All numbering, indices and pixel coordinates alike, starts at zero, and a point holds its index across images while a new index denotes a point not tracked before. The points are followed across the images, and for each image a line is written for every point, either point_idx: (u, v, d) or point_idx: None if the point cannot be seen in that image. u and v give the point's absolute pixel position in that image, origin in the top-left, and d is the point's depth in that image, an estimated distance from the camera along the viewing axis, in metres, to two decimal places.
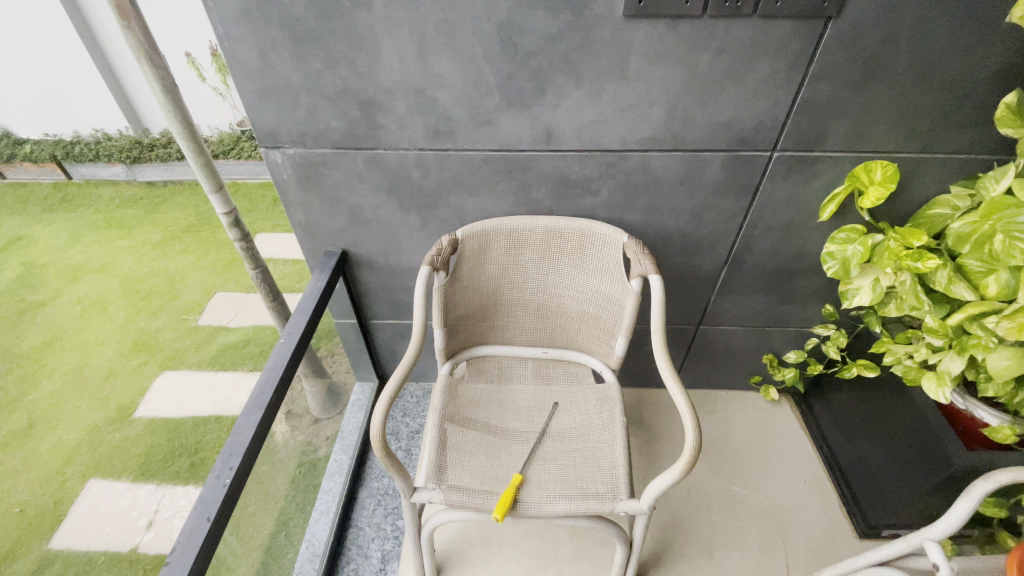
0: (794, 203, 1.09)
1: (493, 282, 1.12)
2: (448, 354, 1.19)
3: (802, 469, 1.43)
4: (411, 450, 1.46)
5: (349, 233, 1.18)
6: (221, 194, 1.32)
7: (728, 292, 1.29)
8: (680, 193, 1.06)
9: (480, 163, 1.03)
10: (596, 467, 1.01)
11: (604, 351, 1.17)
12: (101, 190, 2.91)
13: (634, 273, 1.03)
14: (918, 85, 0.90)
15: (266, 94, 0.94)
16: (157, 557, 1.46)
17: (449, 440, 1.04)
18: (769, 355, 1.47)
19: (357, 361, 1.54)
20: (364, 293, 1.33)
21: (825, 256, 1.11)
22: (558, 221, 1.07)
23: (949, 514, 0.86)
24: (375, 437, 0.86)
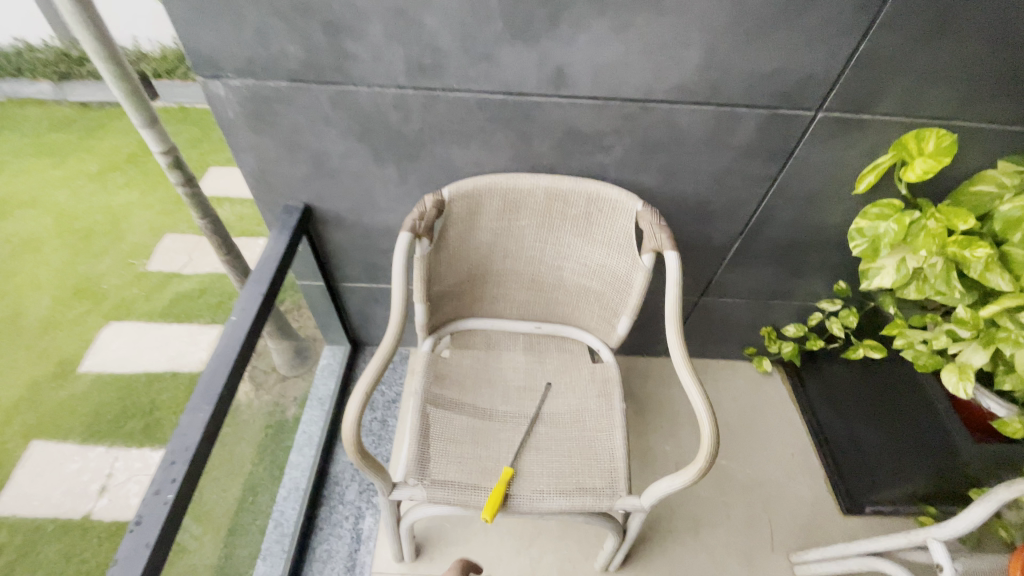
0: (829, 171, 0.96)
1: (483, 251, 0.98)
2: (430, 328, 1.06)
3: (790, 443, 1.38)
4: (388, 421, 1.36)
5: (312, 185, 0.99)
6: (155, 128, 1.10)
7: (737, 264, 1.19)
8: (705, 155, 0.91)
9: (473, 108, 0.85)
10: (593, 460, 0.93)
11: (604, 329, 1.06)
12: (25, 110, 2.51)
13: (647, 248, 0.90)
14: (999, 39, 0.76)
15: (198, 3, 0.73)
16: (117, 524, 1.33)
17: (432, 428, 0.93)
18: (768, 328, 1.39)
19: (326, 324, 1.40)
20: (331, 253, 1.16)
21: (852, 232, 1.00)
22: (562, 183, 0.91)
23: (962, 517, 0.82)
24: (348, 438, 0.74)
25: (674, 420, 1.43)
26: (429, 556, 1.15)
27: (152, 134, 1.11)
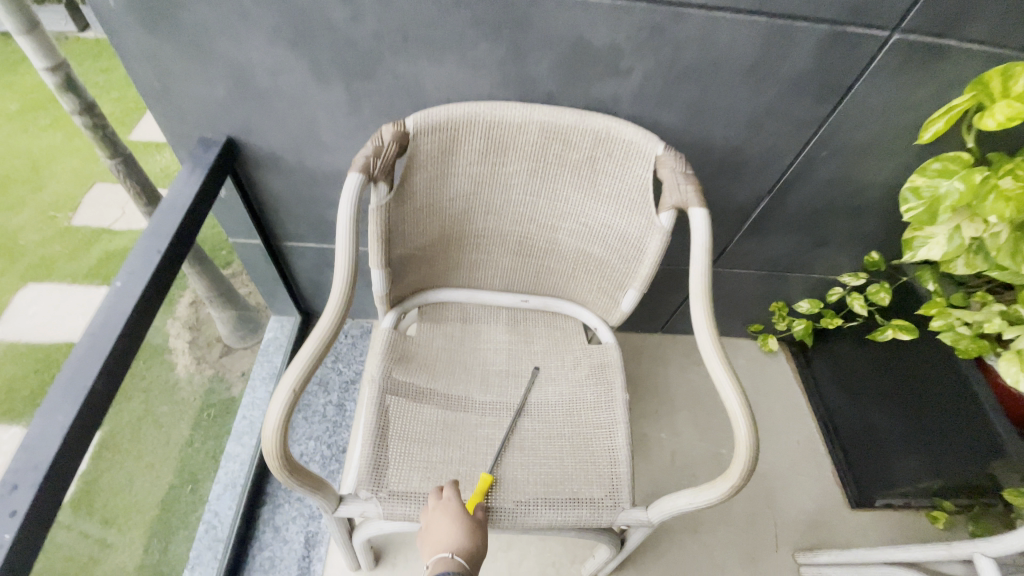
0: (888, 115, 0.78)
1: (459, 203, 0.78)
2: (392, 300, 0.86)
3: (795, 429, 1.26)
4: (344, 404, 1.17)
5: (236, 112, 0.76)
6: (36, 35, 0.82)
7: (759, 230, 1.01)
8: (745, 86, 0.72)
9: (447, 6, 0.63)
10: (590, 463, 0.76)
11: (604, 304, 0.88)
12: None
13: (666, 204, 0.72)
14: None
15: None
16: None
17: (391, 425, 0.75)
18: (779, 304, 1.24)
19: (271, 291, 1.17)
20: (270, 204, 0.93)
21: (905, 192, 0.83)
22: (562, 116, 0.71)
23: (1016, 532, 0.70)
24: (268, 449, 0.55)
25: (670, 405, 1.28)
26: (390, 562, 1.00)
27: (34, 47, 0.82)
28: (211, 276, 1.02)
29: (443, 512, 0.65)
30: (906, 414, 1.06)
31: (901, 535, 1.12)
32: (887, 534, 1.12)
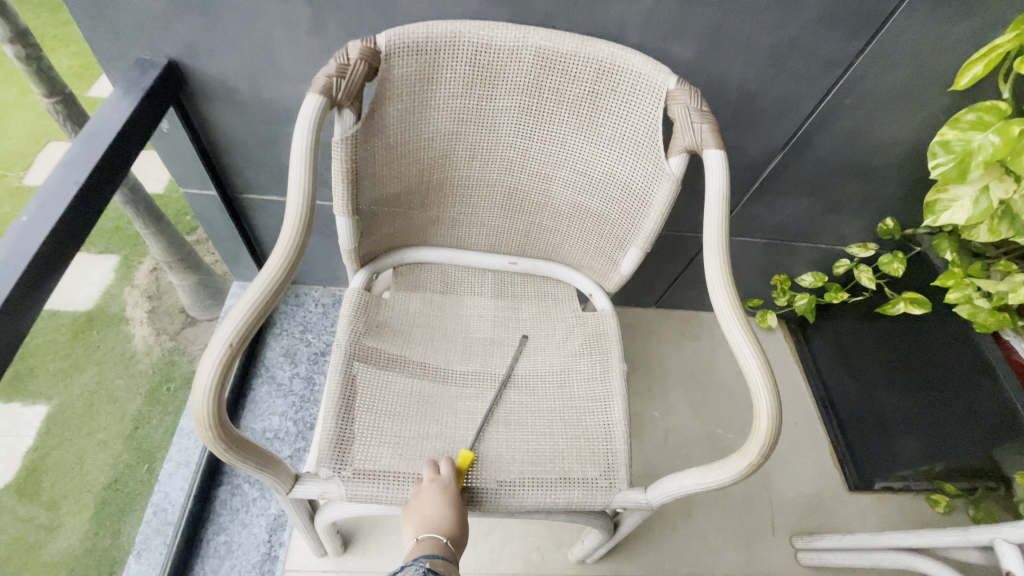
0: (922, 57, 0.70)
1: (440, 143, 0.68)
2: (363, 257, 0.76)
3: (792, 410, 1.19)
4: (314, 378, 1.08)
5: (177, 26, 0.64)
6: None
7: (768, 192, 0.93)
8: (769, 13, 0.63)
9: None
10: (582, 439, 0.68)
11: (601, 267, 0.80)
12: None
13: (677, 147, 0.63)
14: None
15: None
16: None
17: (359, 395, 0.66)
18: (781, 277, 1.17)
19: (232, 252, 1.06)
20: (224, 146, 0.82)
21: (933, 146, 0.75)
22: (561, 40, 0.61)
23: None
24: (198, 418, 0.45)
25: (664, 382, 1.21)
26: (361, 548, 0.92)
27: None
28: (169, 240, 0.95)
29: (443, 489, 0.59)
30: (913, 392, 1.01)
31: (901, 519, 1.07)
32: (886, 518, 1.07)
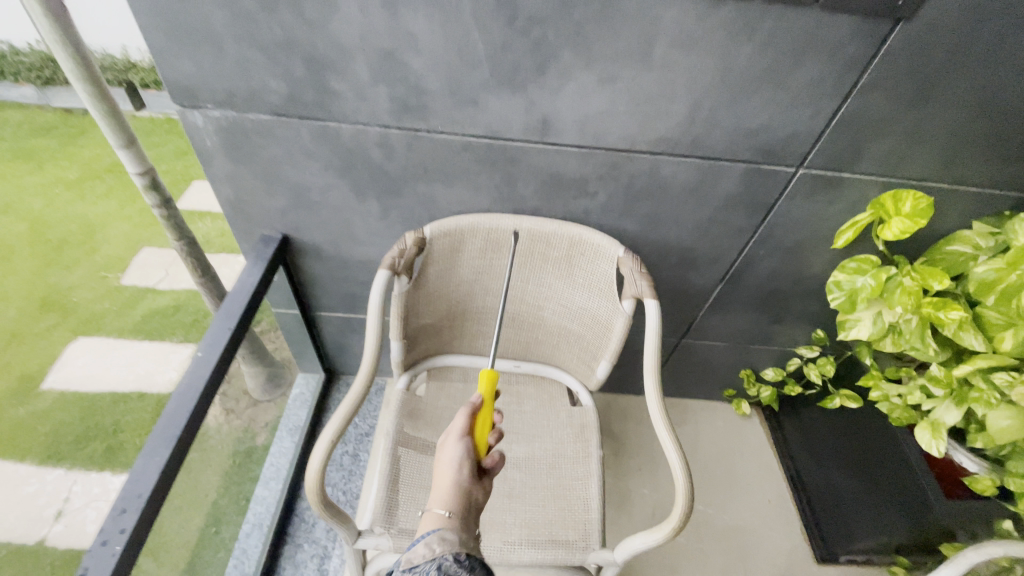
0: (810, 224, 0.97)
1: (464, 288, 0.97)
2: (406, 366, 1.03)
3: (766, 488, 1.37)
4: (358, 455, 1.32)
5: (292, 216, 0.97)
6: (133, 149, 1.05)
7: (719, 309, 1.19)
8: (688, 204, 0.93)
9: (458, 150, 0.85)
10: (567, 509, 0.90)
11: (583, 372, 1.05)
12: (7, 113, 2.45)
13: (628, 294, 0.90)
14: (974, 110, 0.78)
15: (177, 32, 0.70)
16: (70, 553, 1.27)
17: (402, 472, 0.90)
18: (747, 371, 1.39)
19: (300, 351, 1.36)
20: (309, 282, 1.13)
21: (831, 284, 1.00)
22: (544, 224, 0.91)
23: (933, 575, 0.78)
24: (310, 487, 0.71)
25: (652, 462, 1.41)
26: None
27: (112, 126, 1.01)
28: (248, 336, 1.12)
29: (440, 454, 0.63)
30: (859, 471, 1.19)
31: None
32: None
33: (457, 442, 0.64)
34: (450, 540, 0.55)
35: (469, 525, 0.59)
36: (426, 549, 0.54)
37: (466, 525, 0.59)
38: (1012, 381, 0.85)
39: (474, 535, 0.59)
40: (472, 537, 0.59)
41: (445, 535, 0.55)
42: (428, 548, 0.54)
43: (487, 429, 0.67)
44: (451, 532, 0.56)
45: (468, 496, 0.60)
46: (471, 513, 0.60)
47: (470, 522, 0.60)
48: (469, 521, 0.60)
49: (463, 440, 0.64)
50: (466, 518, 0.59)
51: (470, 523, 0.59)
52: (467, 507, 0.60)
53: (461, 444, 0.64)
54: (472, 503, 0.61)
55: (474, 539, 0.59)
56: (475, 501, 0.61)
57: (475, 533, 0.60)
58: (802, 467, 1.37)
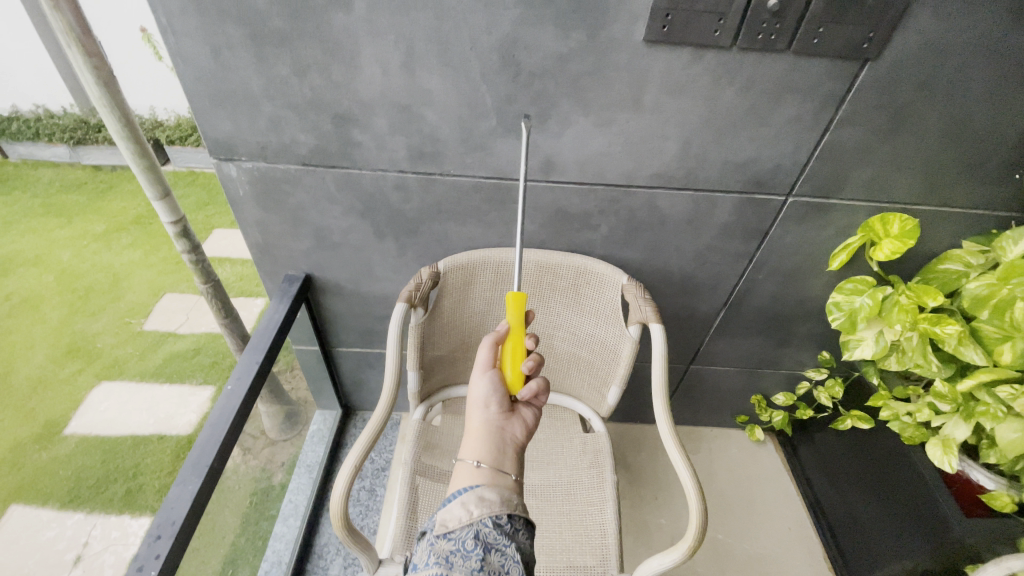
0: (804, 248, 1.03)
1: (476, 319, 1.02)
2: (422, 397, 1.06)
3: (785, 515, 1.36)
4: (376, 489, 1.34)
5: (315, 256, 1.04)
6: (168, 201, 1.12)
7: (724, 333, 1.22)
8: (685, 233, 0.99)
9: (469, 190, 0.92)
10: (583, 535, 0.91)
11: (593, 398, 1.08)
12: (40, 173, 2.61)
13: (634, 319, 0.94)
14: (947, 137, 0.84)
15: (218, 97, 0.79)
16: None
17: (421, 501, 0.92)
18: (757, 396, 1.40)
19: (318, 387, 1.40)
20: (329, 319, 1.19)
21: (830, 305, 1.03)
22: (552, 256, 0.96)
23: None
24: (334, 509, 0.74)
25: (668, 491, 1.40)
26: None
27: (149, 178, 1.08)
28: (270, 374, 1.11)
29: (469, 393, 0.69)
30: (874, 494, 1.18)
31: None
32: None
33: (482, 379, 0.68)
34: (490, 501, 0.54)
35: (503, 467, 0.60)
36: (463, 510, 0.53)
37: (499, 468, 0.60)
38: (1014, 394, 0.86)
39: (513, 480, 0.60)
40: (519, 498, 0.57)
41: (483, 496, 0.54)
42: (465, 512, 0.53)
43: (516, 361, 0.70)
44: (491, 493, 0.55)
45: (495, 434, 0.64)
46: (502, 451, 0.62)
47: (504, 462, 0.61)
48: (503, 461, 0.61)
49: (488, 374, 0.68)
50: (497, 458, 0.61)
51: (505, 464, 0.61)
52: (495, 447, 0.62)
53: (487, 379, 0.68)
54: (501, 440, 0.63)
55: (514, 482, 0.60)
56: (505, 435, 0.64)
57: (513, 472, 0.61)
58: (820, 492, 1.36)
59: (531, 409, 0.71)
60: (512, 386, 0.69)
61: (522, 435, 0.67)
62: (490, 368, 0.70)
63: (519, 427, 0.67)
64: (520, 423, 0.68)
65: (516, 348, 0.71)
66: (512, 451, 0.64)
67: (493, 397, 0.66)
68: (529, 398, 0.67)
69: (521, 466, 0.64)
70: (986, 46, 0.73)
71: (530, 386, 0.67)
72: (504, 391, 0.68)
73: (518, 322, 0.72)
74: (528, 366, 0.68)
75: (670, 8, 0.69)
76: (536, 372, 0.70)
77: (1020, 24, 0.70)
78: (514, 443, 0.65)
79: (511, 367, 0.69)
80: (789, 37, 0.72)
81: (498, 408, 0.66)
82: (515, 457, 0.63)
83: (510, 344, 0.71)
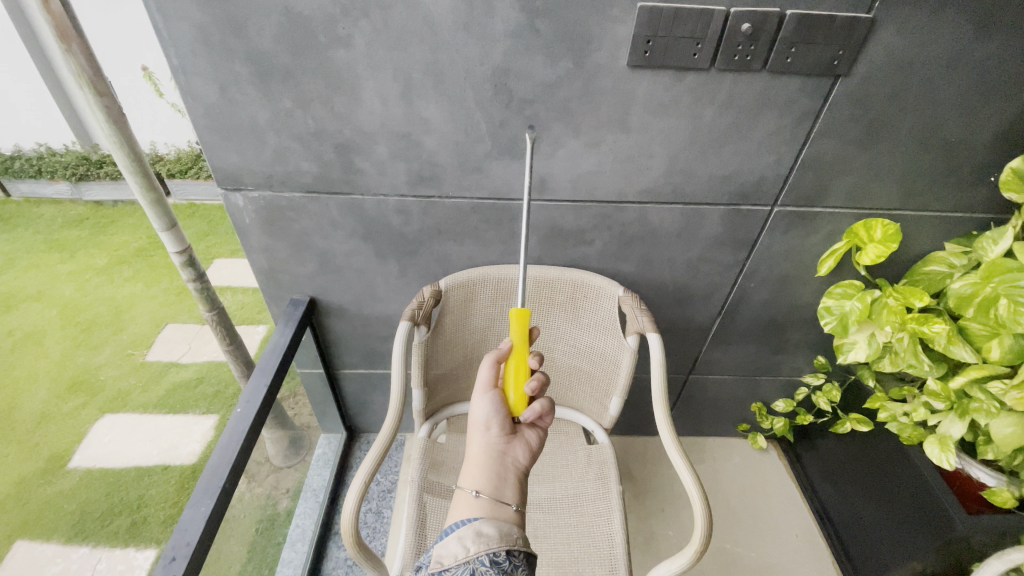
0: (792, 256, 1.06)
1: (478, 335, 1.04)
2: (426, 414, 1.07)
3: (792, 523, 1.37)
4: (383, 511, 1.34)
5: (319, 280, 1.07)
6: (174, 232, 1.13)
7: (720, 342, 1.25)
8: (677, 245, 1.03)
9: (467, 211, 0.95)
10: (591, 546, 0.92)
11: (596, 410, 1.10)
12: (42, 209, 2.65)
13: (631, 330, 0.97)
14: (920, 145, 0.88)
15: (226, 131, 0.83)
16: None
17: (429, 518, 0.93)
18: (758, 404, 1.42)
19: (323, 410, 1.41)
20: (333, 341, 1.22)
21: (821, 310, 1.05)
22: (549, 272, 0.99)
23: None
24: (346, 527, 0.75)
25: (675, 502, 1.40)
26: None
27: (156, 211, 1.09)
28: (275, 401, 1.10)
29: (471, 414, 0.71)
30: (878, 496, 1.19)
31: None
32: None
33: (483, 399, 0.70)
34: (487, 537, 0.54)
35: (502, 496, 0.62)
36: (459, 547, 0.53)
37: (498, 497, 0.61)
38: (1005, 389, 0.87)
39: (513, 510, 0.61)
40: (519, 531, 0.57)
41: (480, 531, 0.54)
42: (461, 547, 0.53)
43: (519, 381, 0.71)
44: (488, 527, 0.55)
45: (496, 458, 0.66)
46: (502, 478, 0.64)
47: (504, 491, 0.62)
48: (502, 490, 0.62)
49: (489, 396, 0.70)
50: (497, 487, 0.62)
51: (505, 493, 0.62)
52: (495, 474, 0.64)
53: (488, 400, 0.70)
54: (501, 465, 0.65)
55: (515, 511, 0.61)
56: (505, 460, 0.66)
57: (513, 500, 0.62)
58: (825, 498, 1.36)
59: (534, 429, 0.72)
60: (514, 407, 0.70)
61: (524, 457, 0.68)
62: (492, 388, 0.72)
63: (520, 450, 0.69)
64: (522, 445, 0.69)
65: (519, 366, 0.71)
66: (513, 477, 0.65)
67: (495, 419, 0.68)
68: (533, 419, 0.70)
69: (522, 491, 0.65)
70: (949, 60, 0.77)
71: (533, 408, 0.70)
72: (505, 413, 0.70)
73: (522, 340, 0.72)
74: (533, 387, 0.69)
75: (650, 34, 0.73)
76: (540, 392, 0.71)
77: (978, 38, 0.75)
78: (514, 467, 0.66)
79: (513, 388, 0.71)
80: (763, 57, 0.76)
81: (499, 429, 0.68)
82: (515, 483, 0.64)
83: (513, 362, 0.72)
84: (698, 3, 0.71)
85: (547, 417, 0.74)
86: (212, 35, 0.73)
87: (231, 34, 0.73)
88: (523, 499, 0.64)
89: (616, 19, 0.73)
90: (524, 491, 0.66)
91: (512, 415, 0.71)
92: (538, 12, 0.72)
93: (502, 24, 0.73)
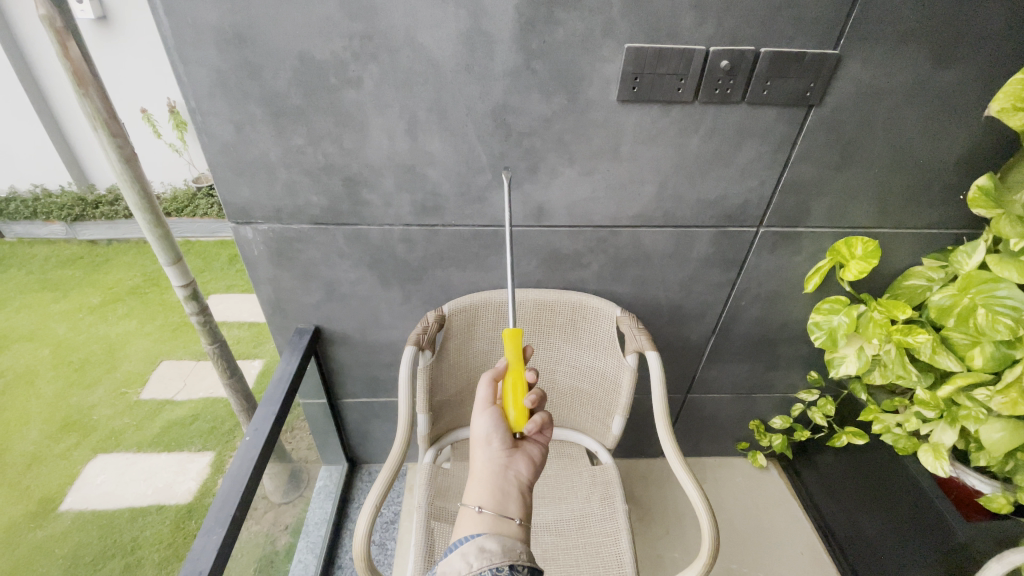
0: (779, 275, 1.11)
1: (481, 358, 1.07)
2: (431, 440, 1.08)
3: (796, 540, 1.37)
4: (386, 543, 1.33)
5: (324, 309, 1.10)
6: (179, 266, 1.15)
7: (716, 360, 1.28)
8: (670, 266, 1.07)
9: (469, 238, 1.00)
10: (601, 567, 0.91)
11: (599, 430, 1.12)
12: (36, 249, 2.66)
13: (630, 349, 1.00)
14: (892, 167, 0.95)
15: (240, 168, 0.87)
16: None
17: (436, 543, 0.92)
18: (756, 422, 1.44)
19: (324, 441, 1.41)
20: (336, 369, 1.23)
21: (811, 325, 1.09)
22: (548, 295, 1.03)
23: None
24: (357, 552, 0.76)
25: (679, 523, 1.40)
26: None
27: (163, 247, 1.11)
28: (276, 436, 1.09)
29: (473, 432, 0.73)
30: (878, 510, 1.20)
31: None
32: None
33: (483, 416, 0.72)
34: (490, 552, 0.55)
35: (506, 510, 0.62)
36: (463, 563, 0.55)
37: (501, 512, 0.62)
38: (990, 394, 0.90)
39: (517, 524, 0.61)
40: (523, 546, 0.58)
41: (484, 547, 0.55)
42: (465, 563, 0.54)
43: (516, 397, 0.72)
44: (492, 543, 0.56)
45: (499, 472, 0.67)
46: (505, 492, 0.65)
47: (508, 506, 0.63)
48: (506, 504, 0.63)
49: (489, 412, 0.72)
50: (500, 502, 0.63)
51: (509, 507, 0.63)
52: (498, 489, 0.65)
53: (489, 417, 0.72)
54: (504, 480, 0.66)
55: (518, 525, 0.61)
56: (508, 474, 0.67)
57: (517, 514, 0.63)
58: (827, 514, 1.37)
59: (536, 443, 0.74)
60: (514, 423, 0.72)
61: (526, 471, 0.69)
62: (492, 405, 0.74)
63: (522, 464, 0.70)
64: (524, 459, 0.71)
65: (517, 383, 0.74)
66: (516, 491, 0.66)
67: (495, 434, 0.71)
68: (534, 431, 0.71)
69: (527, 505, 0.66)
70: (909, 91, 0.85)
71: (534, 420, 0.71)
72: (505, 428, 0.71)
73: (517, 358, 0.76)
74: (531, 401, 0.71)
75: (637, 72, 0.80)
76: (537, 406, 0.74)
77: (935, 70, 0.82)
78: (517, 481, 0.67)
79: (511, 404, 0.72)
80: (742, 90, 0.82)
81: (500, 444, 0.70)
82: (518, 496, 0.65)
83: (511, 380, 0.74)
84: (680, 43, 0.78)
85: (547, 431, 0.76)
86: (229, 78, 0.77)
87: (248, 78, 0.78)
88: (528, 512, 0.64)
89: (605, 59, 0.79)
90: (529, 504, 0.66)
91: (514, 432, 0.73)
92: (535, 53, 0.78)
93: (501, 65, 0.79)
